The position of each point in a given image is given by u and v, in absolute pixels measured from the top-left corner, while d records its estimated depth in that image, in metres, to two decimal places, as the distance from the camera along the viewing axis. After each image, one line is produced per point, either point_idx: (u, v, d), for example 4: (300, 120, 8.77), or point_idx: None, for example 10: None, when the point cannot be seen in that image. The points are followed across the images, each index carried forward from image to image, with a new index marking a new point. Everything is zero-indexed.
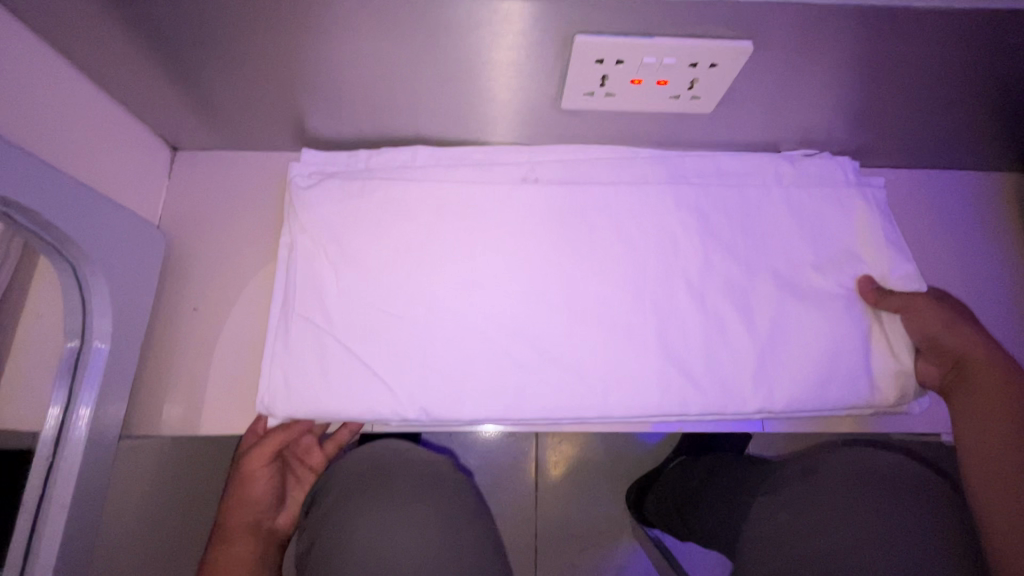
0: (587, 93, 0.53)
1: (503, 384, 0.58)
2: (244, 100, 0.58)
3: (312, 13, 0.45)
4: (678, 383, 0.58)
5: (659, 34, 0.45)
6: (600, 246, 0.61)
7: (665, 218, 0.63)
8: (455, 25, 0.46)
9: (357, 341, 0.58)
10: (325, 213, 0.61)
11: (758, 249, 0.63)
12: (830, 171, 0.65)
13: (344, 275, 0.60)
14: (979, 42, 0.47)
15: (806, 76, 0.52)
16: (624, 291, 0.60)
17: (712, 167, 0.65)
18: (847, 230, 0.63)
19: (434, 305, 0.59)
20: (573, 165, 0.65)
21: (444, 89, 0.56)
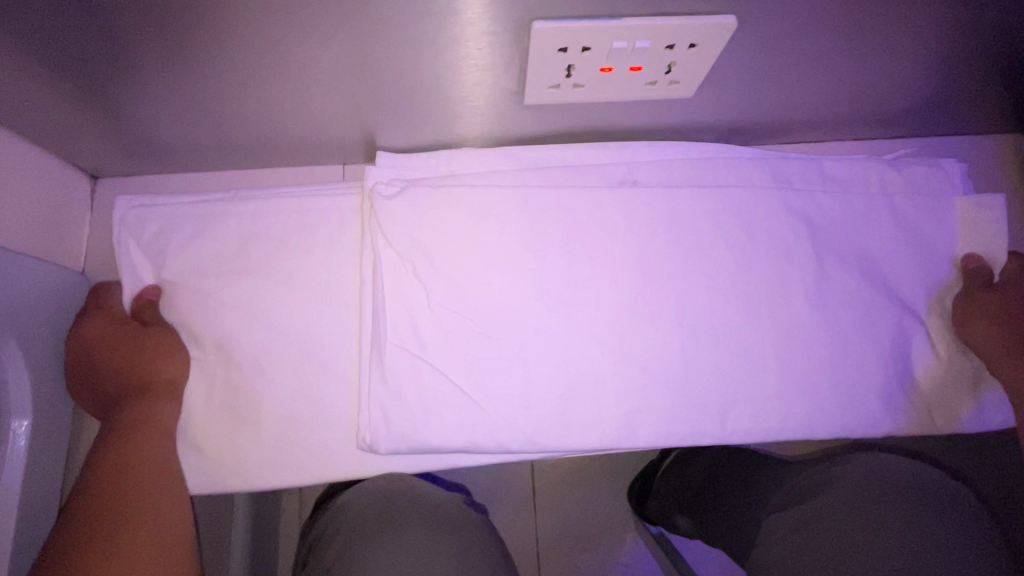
0: (551, 86, 0.47)
1: (609, 419, 0.55)
2: (165, 118, 0.51)
3: (224, 14, 0.38)
4: (799, 399, 0.57)
5: (631, 9, 0.39)
6: (716, 255, 0.58)
7: (773, 225, 0.59)
8: (396, 22, 0.40)
9: (450, 369, 0.54)
10: (405, 226, 0.55)
11: (879, 250, 0.60)
12: (938, 181, 0.62)
13: (437, 294, 0.55)
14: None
15: (805, 47, 0.46)
16: (743, 312, 0.57)
17: (815, 168, 0.61)
18: (946, 234, 0.61)
19: (544, 330, 0.55)
20: (673, 166, 0.60)
21: (391, 93, 0.49)
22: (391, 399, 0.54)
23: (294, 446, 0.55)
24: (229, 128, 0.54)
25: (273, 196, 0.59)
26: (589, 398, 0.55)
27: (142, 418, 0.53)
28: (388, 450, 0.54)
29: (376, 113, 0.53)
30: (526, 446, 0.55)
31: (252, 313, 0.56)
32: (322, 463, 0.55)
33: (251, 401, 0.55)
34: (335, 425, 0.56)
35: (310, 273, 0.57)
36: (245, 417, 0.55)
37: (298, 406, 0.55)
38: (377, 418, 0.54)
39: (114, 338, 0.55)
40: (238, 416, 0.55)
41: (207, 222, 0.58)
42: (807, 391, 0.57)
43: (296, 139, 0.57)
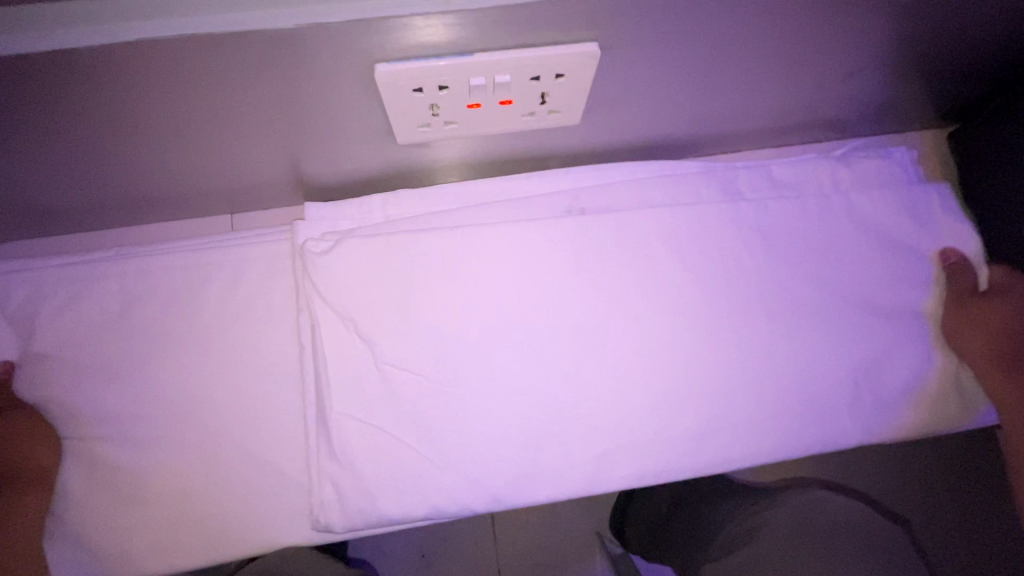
0: (421, 128, 0.44)
1: (584, 459, 0.51)
2: (17, 184, 0.46)
3: (29, 74, 0.33)
4: (773, 424, 0.54)
5: (483, 42, 0.36)
6: (664, 280, 0.54)
7: (727, 240, 0.56)
8: (231, 71, 0.37)
9: (406, 433, 0.49)
10: (342, 284, 0.50)
11: (831, 261, 0.58)
12: (891, 173, 0.61)
13: (382, 350, 0.50)
14: None
15: (693, 62, 0.44)
16: (696, 337, 0.54)
17: (764, 175, 0.60)
18: (908, 231, 0.59)
19: (501, 377, 0.51)
20: (618, 188, 0.56)
21: (264, 136, 0.46)
22: (345, 474, 0.49)
23: (228, 531, 0.49)
24: (94, 188, 0.49)
25: (163, 250, 0.54)
26: (555, 452, 0.51)
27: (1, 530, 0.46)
28: (347, 528, 0.49)
29: (254, 158, 0.49)
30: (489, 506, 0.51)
31: (135, 383, 0.51)
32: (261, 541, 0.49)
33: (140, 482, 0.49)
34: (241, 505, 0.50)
35: (201, 336, 0.52)
36: (137, 504, 0.49)
37: (206, 492, 0.49)
38: (331, 498, 0.49)
39: None
40: (124, 502, 0.49)
41: (82, 284, 0.52)
42: (790, 419, 0.54)
43: (176, 192, 0.53)
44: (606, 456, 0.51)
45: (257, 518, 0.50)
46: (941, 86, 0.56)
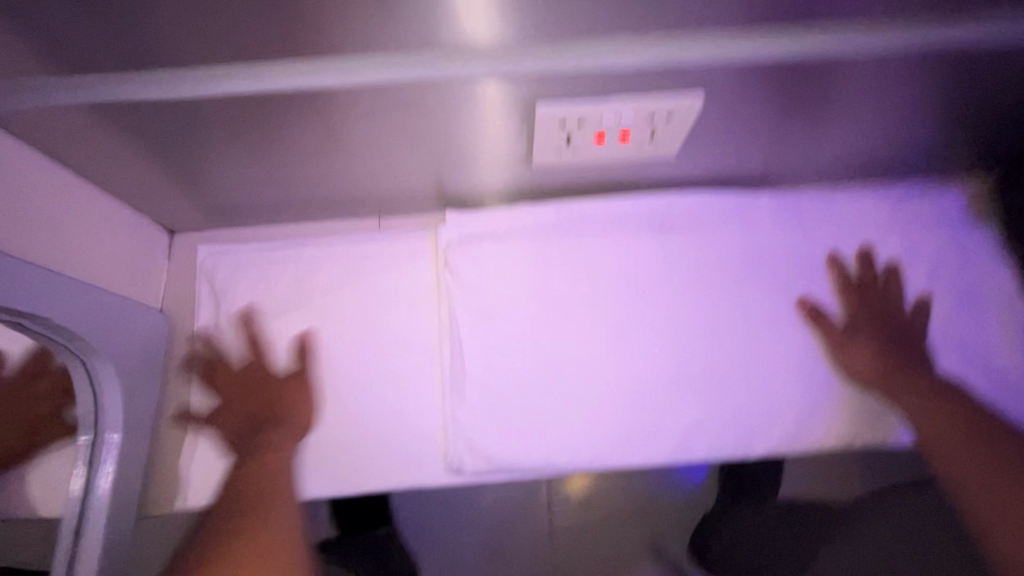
0: (555, 149, 0.55)
1: (665, 431, 0.61)
2: (239, 179, 0.60)
3: (300, 102, 0.47)
4: (831, 417, 0.62)
5: (620, 91, 0.48)
6: (737, 290, 0.65)
7: (792, 260, 0.67)
8: (435, 106, 0.50)
9: (522, 396, 0.61)
10: (476, 276, 0.64)
11: (887, 284, 0.67)
12: (943, 210, 0.70)
13: (500, 330, 0.63)
14: (938, 67, 0.49)
15: (779, 109, 0.54)
16: (763, 339, 0.64)
17: (827, 207, 0.69)
18: (954, 262, 0.68)
19: (599, 359, 0.62)
20: (705, 211, 0.67)
21: (430, 153, 0.58)
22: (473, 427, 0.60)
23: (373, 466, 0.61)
24: (290, 187, 0.64)
25: (332, 242, 0.68)
26: (642, 424, 0.61)
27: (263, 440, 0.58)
28: (473, 471, 0.60)
29: (412, 174, 0.63)
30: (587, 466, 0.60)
31: (301, 344, 0.64)
32: (401, 478, 0.61)
33: (306, 423, 0.62)
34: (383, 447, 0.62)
35: (358, 311, 0.65)
36: (303, 440, 0.61)
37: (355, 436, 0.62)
38: (461, 446, 0.60)
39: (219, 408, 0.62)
40: (294, 438, 0.61)
41: (269, 264, 0.66)
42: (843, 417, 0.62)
43: (346, 195, 0.67)
44: (686, 431, 0.61)
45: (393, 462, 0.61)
46: (984, 140, 0.65)
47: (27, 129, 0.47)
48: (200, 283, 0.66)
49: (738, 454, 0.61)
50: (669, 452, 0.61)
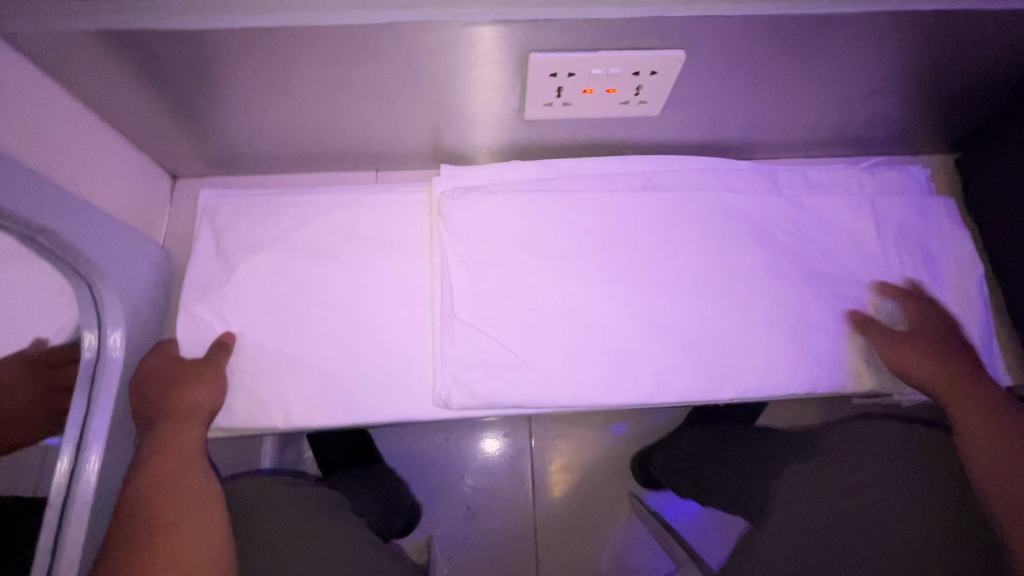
0: (545, 103, 0.59)
1: (640, 375, 0.64)
2: (242, 124, 0.63)
3: (303, 42, 0.50)
4: (800, 365, 0.66)
5: (606, 44, 0.51)
6: (714, 249, 0.69)
7: (767, 222, 0.71)
8: (433, 53, 0.53)
9: (508, 338, 0.64)
10: (469, 224, 0.67)
11: (852, 248, 0.71)
12: (907, 181, 0.75)
13: (488, 276, 0.66)
14: (899, 35, 0.53)
15: (754, 73, 0.58)
16: (738, 293, 0.68)
17: (801, 177, 0.74)
18: (918, 229, 0.73)
19: (581, 308, 0.66)
20: (685, 174, 0.72)
21: (430, 105, 0.62)
22: (460, 365, 0.63)
23: (361, 401, 0.63)
24: (291, 137, 0.67)
25: (330, 192, 0.71)
26: (620, 369, 0.65)
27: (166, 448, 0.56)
28: (459, 405, 0.63)
29: (409, 126, 0.66)
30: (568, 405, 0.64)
31: (297, 285, 0.66)
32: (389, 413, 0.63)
33: (299, 358, 0.64)
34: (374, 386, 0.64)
35: (352, 256, 0.68)
36: (296, 374, 0.63)
37: (349, 369, 0.64)
38: (449, 381, 0.63)
39: (151, 393, 0.59)
40: (287, 372, 0.64)
41: (266, 207, 0.69)
42: (810, 366, 0.66)
43: (345, 147, 0.70)
44: (663, 375, 0.65)
45: (383, 396, 0.64)
46: (947, 114, 0.69)
47: (39, 55, 0.50)
48: (201, 225, 0.68)
49: (711, 397, 0.64)
50: (646, 394, 0.64)
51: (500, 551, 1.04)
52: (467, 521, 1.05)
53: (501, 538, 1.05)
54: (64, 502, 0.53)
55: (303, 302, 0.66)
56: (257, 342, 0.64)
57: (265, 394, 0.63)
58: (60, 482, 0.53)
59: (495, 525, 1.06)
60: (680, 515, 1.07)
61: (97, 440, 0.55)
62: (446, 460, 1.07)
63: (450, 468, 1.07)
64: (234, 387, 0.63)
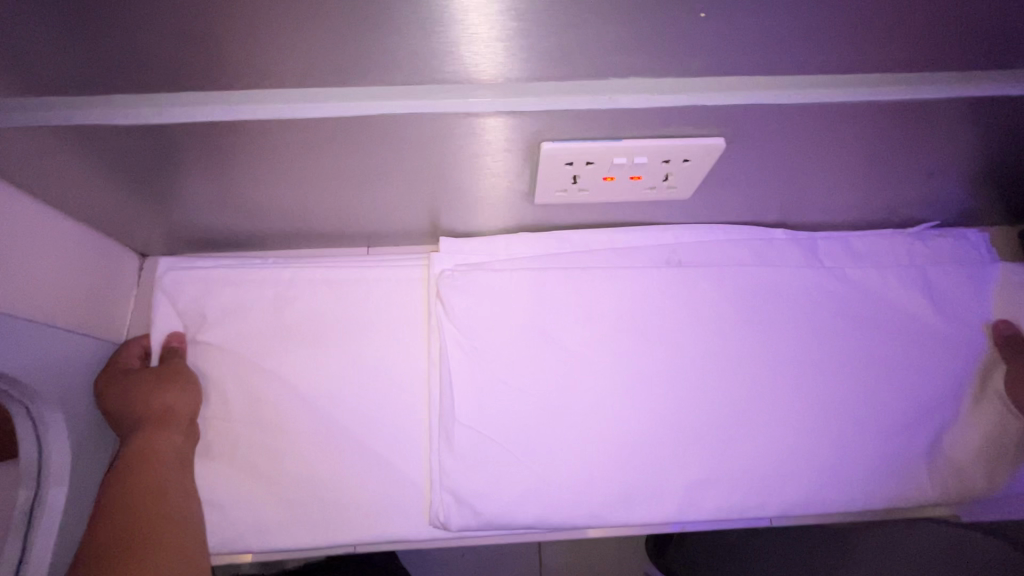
0: (560, 189, 0.51)
1: (669, 483, 0.57)
2: (215, 207, 0.55)
3: (282, 132, 0.43)
4: (847, 467, 0.59)
5: (635, 132, 0.44)
6: (750, 336, 0.61)
7: (810, 305, 0.63)
8: (432, 141, 0.45)
9: (516, 447, 0.56)
10: (472, 311, 0.59)
11: (903, 333, 0.63)
12: (963, 249, 0.67)
13: (494, 373, 0.58)
14: (979, 117, 0.45)
15: (802, 156, 0.50)
16: (778, 385, 0.60)
17: (844, 247, 0.66)
18: (975, 307, 0.65)
19: (600, 409, 0.58)
20: (716, 253, 0.63)
21: (429, 187, 0.54)
22: (463, 479, 0.56)
23: (351, 514, 0.56)
24: (272, 219, 0.59)
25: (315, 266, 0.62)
26: (646, 478, 0.57)
27: (148, 450, 0.52)
28: (459, 526, 0.55)
29: (404, 205, 0.58)
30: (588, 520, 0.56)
31: (276, 382, 0.59)
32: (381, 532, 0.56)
33: (285, 462, 0.57)
34: (367, 493, 0.57)
35: (339, 348, 0.60)
36: (281, 484, 0.57)
37: (334, 479, 0.57)
38: (448, 498, 0.56)
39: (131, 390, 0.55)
40: (272, 478, 0.57)
41: (241, 290, 0.61)
42: (851, 477, 0.59)
43: (332, 228, 0.62)
44: (691, 489, 0.57)
45: (372, 511, 0.57)
46: (1011, 191, 0.61)
47: None
48: (158, 304, 0.60)
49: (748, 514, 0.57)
50: (674, 508, 0.57)
51: None
52: None
53: None
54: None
55: (284, 403, 0.58)
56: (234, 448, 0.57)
57: (249, 503, 0.56)
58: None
59: None
60: None
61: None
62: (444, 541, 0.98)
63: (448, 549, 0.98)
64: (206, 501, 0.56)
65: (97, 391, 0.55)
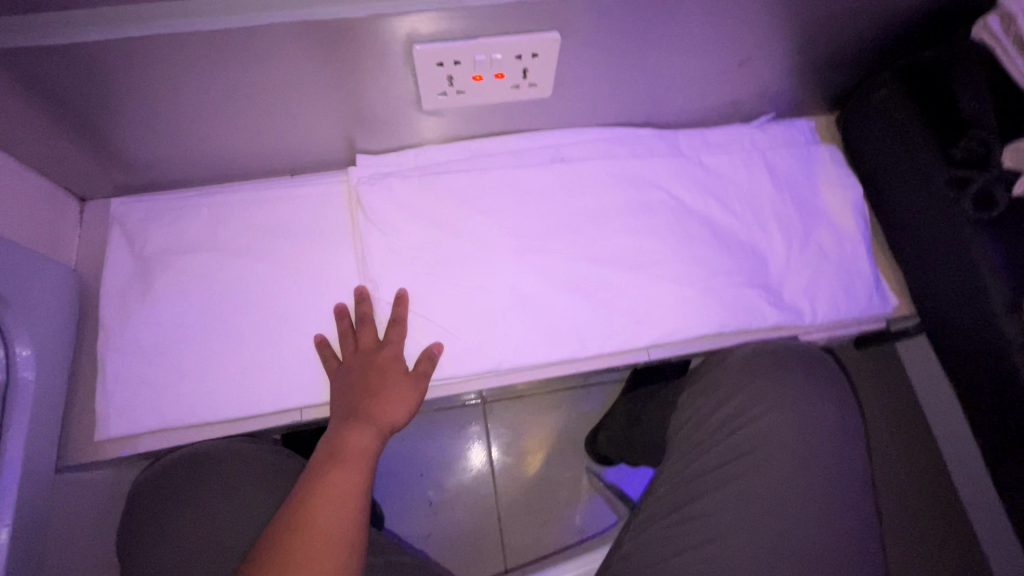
0: (440, 92, 0.62)
1: (564, 334, 0.67)
2: (143, 139, 0.63)
3: (188, 49, 0.51)
4: (714, 308, 0.69)
5: (485, 30, 0.54)
6: (625, 212, 0.72)
7: (673, 182, 0.75)
8: (321, 50, 0.54)
9: (434, 317, 0.66)
10: (388, 211, 0.69)
11: (749, 201, 0.75)
12: (793, 135, 0.80)
13: (412, 259, 0.68)
14: (753, 5, 0.58)
15: (632, 50, 0.62)
16: (652, 244, 0.71)
17: (699, 139, 0.78)
18: (807, 174, 0.78)
19: (500, 281, 0.68)
20: (591, 147, 0.75)
21: (334, 102, 0.63)
22: None
23: (289, 390, 0.64)
24: (196, 152, 0.67)
25: (249, 191, 0.72)
26: (544, 334, 0.67)
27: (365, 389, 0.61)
28: None
29: (318, 127, 0.67)
30: (500, 366, 0.66)
31: (218, 290, 0.66)
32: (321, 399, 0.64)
33: (232, 354, 0.64)
34: (307, 371, 0.65)
35: (272, 257, 0.68)
36: (229, 372, 0.64)
37: (276, 361, 0.65)
38: None
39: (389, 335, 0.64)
40: (219, 368, 0.64)
41: (182, 211, 0.70)
42: (717, 314, 0.69)
43: (255, 160, 0.70)
44: (585, 335, 0.68)
45: (312, 385, 0.65)
46: (819, 80, 0.75)
47: None
48: (112, 231, 0.68)
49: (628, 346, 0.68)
50: (574, 351, 0.67)
51: (468, 540, 1.06)
52: (431, 517, 1.06)
53: (467, 526, 1.06)
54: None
55: (226, 306, 0.66)
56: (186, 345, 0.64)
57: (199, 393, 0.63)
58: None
59: (459, 516, 1.07)
60: (636, 483, 1.11)
61: (7, 479, 0.53)
62: (404, 461, 1.08)
63: (409, 467, 1.07)
64: (161, 390, 0.63)
65: (61, 306, 0.61)
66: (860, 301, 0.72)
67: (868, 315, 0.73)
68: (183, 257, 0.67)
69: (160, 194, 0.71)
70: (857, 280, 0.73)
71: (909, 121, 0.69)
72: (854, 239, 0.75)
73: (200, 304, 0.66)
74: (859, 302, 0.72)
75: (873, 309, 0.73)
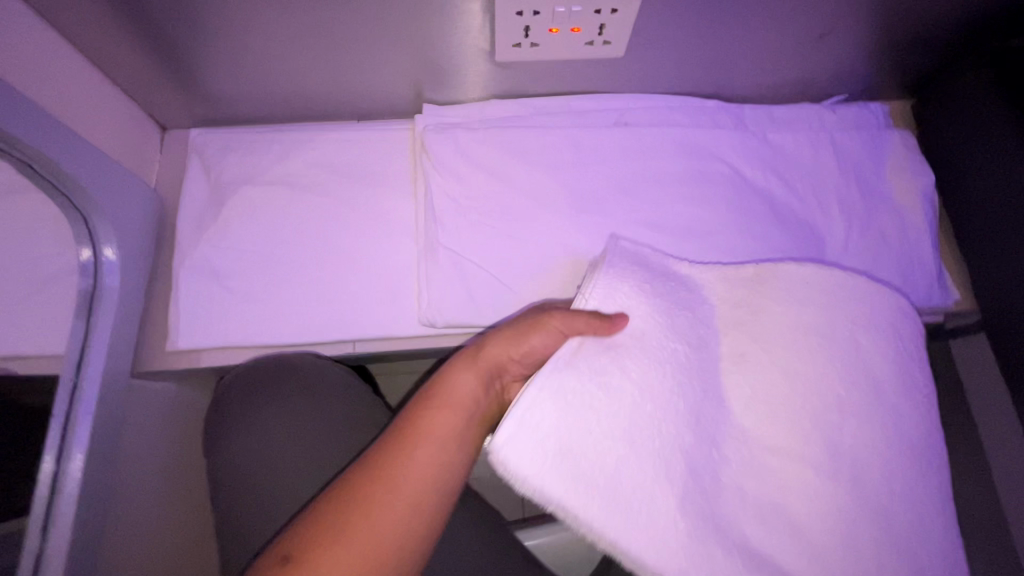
0: (515, 43, 0.62)
1: None
2: (225, 73, 0.65)
3: None
4: None
5: None
6: (684, 181, 0.72)
7: (735, 157, 0.74)
8: None
9: (488, 267, 0.68)
10: (450, 162, 0.70)
11: (811, 181, 0.74)
12: (866, 118, 0.78)
13: (469, 209, 0.69)
14: None
15: (712, 15, 0.61)
16: (709, 214, 0.71)
17: (767, 115, 0.77)
18: (876, 159, 0.76)
19: (555, 238, 0.69)
20: (656, 113, 0.75)
21: (408, 49, 0.64)
22: (440, 287, 0.67)
23: (344, 325, 0.67)
24: (274, 91, 0.69)
25: (318, 133, 0.74)
26: None
27: None
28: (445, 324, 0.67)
29: (389, 74, 0.68)
30: None
31: (285, 224, 0.69)
32: (374, 332, 0.67)
33: (294, 286, 0.68)
34: (363, 309, 0.68)
35: (337, 197, 0.71)
36: (290, 302, 0.67)
37: (334, 294, 0.68)
38: (431, 304, 0.67)
39: None
40: (280, 297, 0.67)
41: (256, 146, 0.73)
42: None
43: (327, 104, 0.73)
44: None
45: (367, 321, 0.67)
46: (901, 63, 0.72)
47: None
48: (192, 159, 0.72)
49: None
50: None
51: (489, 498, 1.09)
52: None
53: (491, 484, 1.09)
54: (65, 431, 0.55)
55: (292, 240, 0.69)
56: (255, 272, 0.68)
57: (262, 318, 0.66)
58: (58, 414, 0.55)
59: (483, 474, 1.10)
60: None
61: (92, 375, 0.58)
62: None
63: None
64: (228, 311, 0.66)
65: (143, 223, 0.66)
66: (916, 292, 0.71)
67: (925, 305, 0.72)
68: (255, 189, 0.70)
69: (236, 128, 0.75)
70: (915, 270, 0.72)
71: (992, 109, 0.66)
72: (919, 228, 0.73)
73: (268, 235, 0.69)
74: (915, 293, 0.71)
75: (932, 301, 0.72)
